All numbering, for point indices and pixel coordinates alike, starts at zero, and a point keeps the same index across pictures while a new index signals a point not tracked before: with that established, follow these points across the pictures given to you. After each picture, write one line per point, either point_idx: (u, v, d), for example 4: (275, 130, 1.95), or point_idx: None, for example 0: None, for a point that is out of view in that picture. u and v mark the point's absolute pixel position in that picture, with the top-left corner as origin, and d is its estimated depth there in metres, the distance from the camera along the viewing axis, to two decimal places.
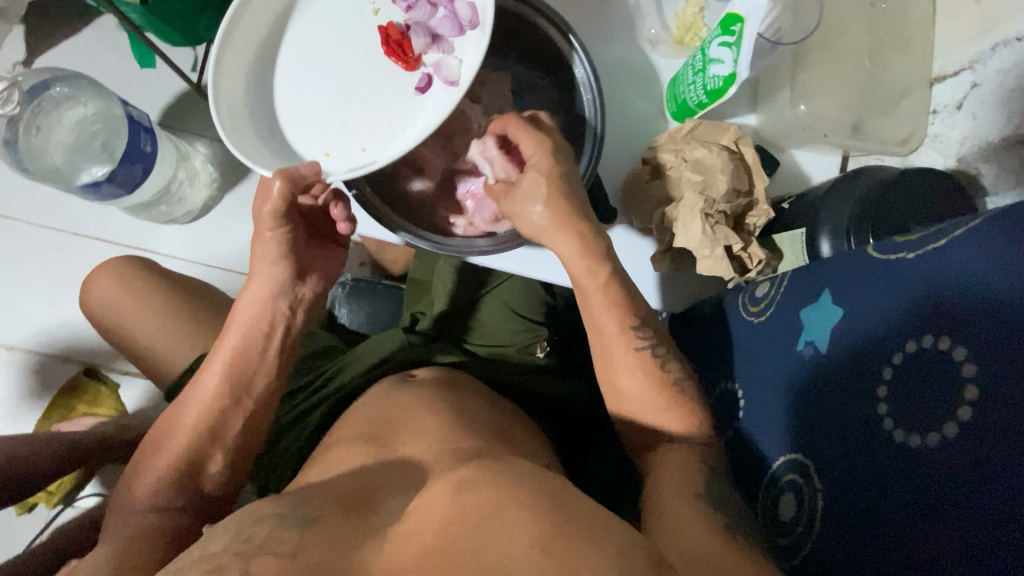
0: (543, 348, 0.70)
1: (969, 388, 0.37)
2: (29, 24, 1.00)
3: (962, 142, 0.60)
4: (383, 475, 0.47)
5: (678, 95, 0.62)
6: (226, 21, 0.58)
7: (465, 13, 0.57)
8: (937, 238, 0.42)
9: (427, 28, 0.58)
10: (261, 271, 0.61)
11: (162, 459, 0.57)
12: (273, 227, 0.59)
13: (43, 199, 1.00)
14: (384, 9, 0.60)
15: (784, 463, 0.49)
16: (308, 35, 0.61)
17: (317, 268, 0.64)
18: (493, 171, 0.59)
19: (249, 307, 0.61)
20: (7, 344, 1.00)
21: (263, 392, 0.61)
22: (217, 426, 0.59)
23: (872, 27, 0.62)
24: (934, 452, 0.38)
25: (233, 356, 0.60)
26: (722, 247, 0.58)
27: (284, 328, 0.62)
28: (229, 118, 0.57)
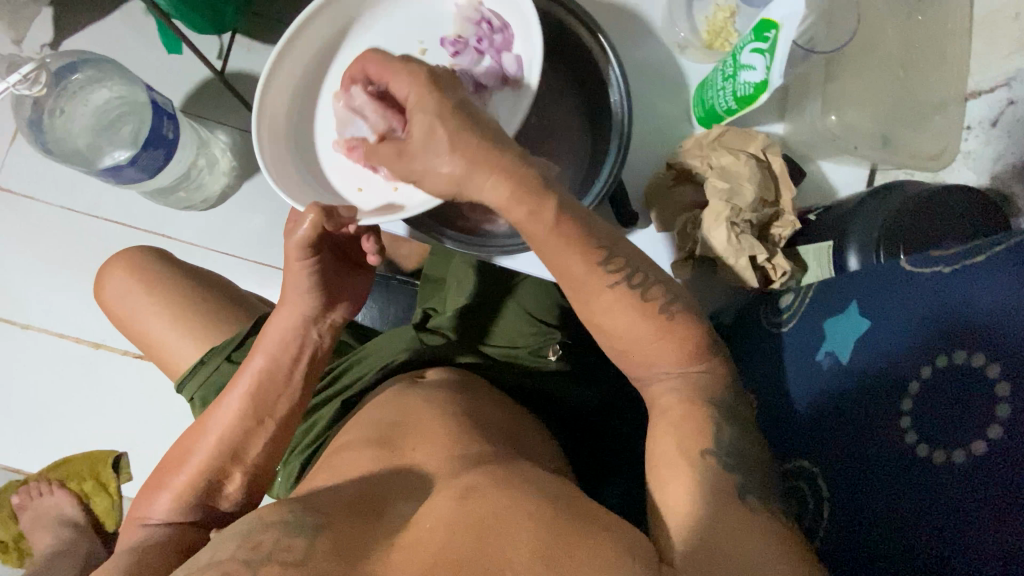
0: (556, 351, 0.68)
1: (999, 406, 0.36)
2: (57, 7, 1.01)
3: (996, 160, 0.59)
4: (393, 481, 0.47)
5: (706, 100, 0.61)
6: (279, 47, 0.61)
7: (510, 65, 0.61)
8: (976, 253, 0.41)
9: (472, 75, 0.61)
10: (291, 298, 0.60)
11: (180, 477, 0.57)
12: (303, 259, 0.58)
13: (66, 181, 1.01)
14: (431, 49, 0.63)
15: (789, 466, 0.49)
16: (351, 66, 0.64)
17: (348, 288, 0.63)
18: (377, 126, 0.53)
19: (278, 330, 0.60)
20: (22, 323, 1.01)
21: (286, 413, 0.60)
22: (239, 447, 0.58)
23: (904, 39, 0.61)
24: (958, 468, 0.37)
25: (256, 378, 0.59)
26: (746, 256, 0.58)
27: (312, 353, 0.62)
28: (267, 140, 0.62)
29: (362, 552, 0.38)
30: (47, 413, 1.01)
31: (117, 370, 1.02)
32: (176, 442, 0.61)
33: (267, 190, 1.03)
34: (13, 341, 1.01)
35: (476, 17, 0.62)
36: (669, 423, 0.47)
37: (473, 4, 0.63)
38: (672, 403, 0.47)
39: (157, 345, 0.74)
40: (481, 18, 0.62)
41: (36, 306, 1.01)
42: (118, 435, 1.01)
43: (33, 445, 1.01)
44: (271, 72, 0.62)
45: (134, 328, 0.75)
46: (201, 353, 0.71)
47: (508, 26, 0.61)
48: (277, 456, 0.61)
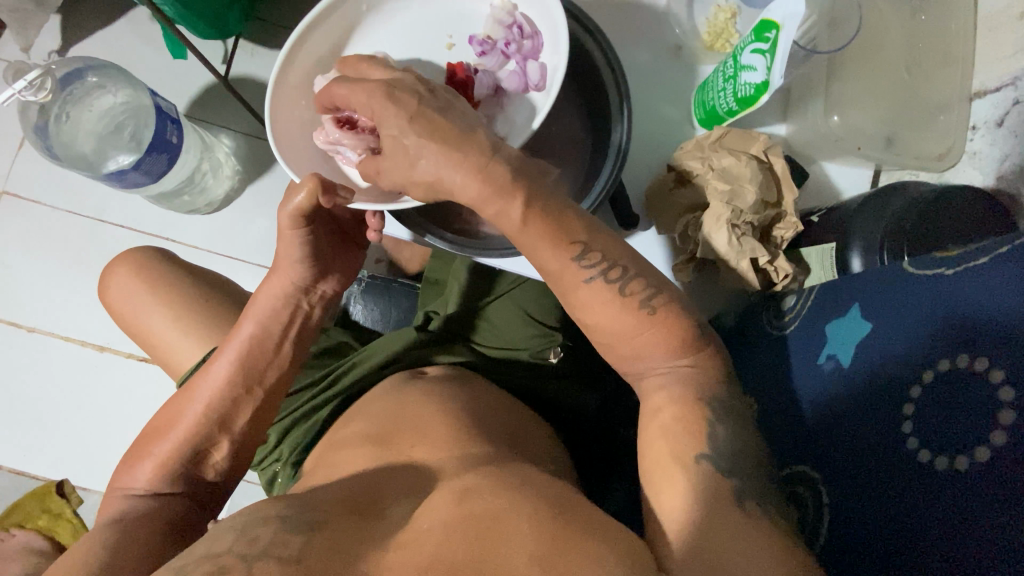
0: (557, 352, 0.68)
1: (1003, 411, 0.35)
2: (64, 13, 1.03)
3: (1002, 160, 0.57)
4: (393, 479, 0.46)
5: (707, 101, 0.61)
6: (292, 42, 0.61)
7: (533, 74, 0.61)
8: (982, 255, 0.40)
9: (493, 79, 0.62)
10: (281, 267, 0.60)
11: (165, 445, 0.57)
12: (294, 228, 0.57)
13: (71, 184, 1.02)
14: (457, 45, 0.64)
15: (789, 473, 0.49)
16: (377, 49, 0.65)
17: (339, 261, 0.63)
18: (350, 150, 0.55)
19: (268, 298, 0.60)
20: (28, 325, 1.02)
21: (275, 381, 0.60)
22: (227, 415, 0.58)
23: (909, 39, 0.61)
24: (960, 475, 0.37)
25: (245, 344, 0.59)
26: (748, 259, 0.57)
27: (302, 321, 0.62)
28: (284, 113, 0.62)
29: (358, 550, 0.38)
30: (51, 416, 1.02)
31: (121, 372, 1.02)
32: (162, 410, 0.60)
33: (270, 193, 1.03)
34: (19, 343, 1.02)
35: (508, 18, 0.62)
36: (671, 423, 0.46)
37: (507, 5, 0.62)
38: (666, 408, 0.47)
39: (159, 347, 0.74)
40: (514, 22, 0.62)
41: (42, 309, 1.02)
42: (121, 437, 1.02)
43: (36, 447, 1.01)
44: (297, 40, 0.62)
45: (137, 330, 0.76)
46: (202, 353, 0.71)
47: (538, 34, 0.62)
48: (264, 426, 0.60)
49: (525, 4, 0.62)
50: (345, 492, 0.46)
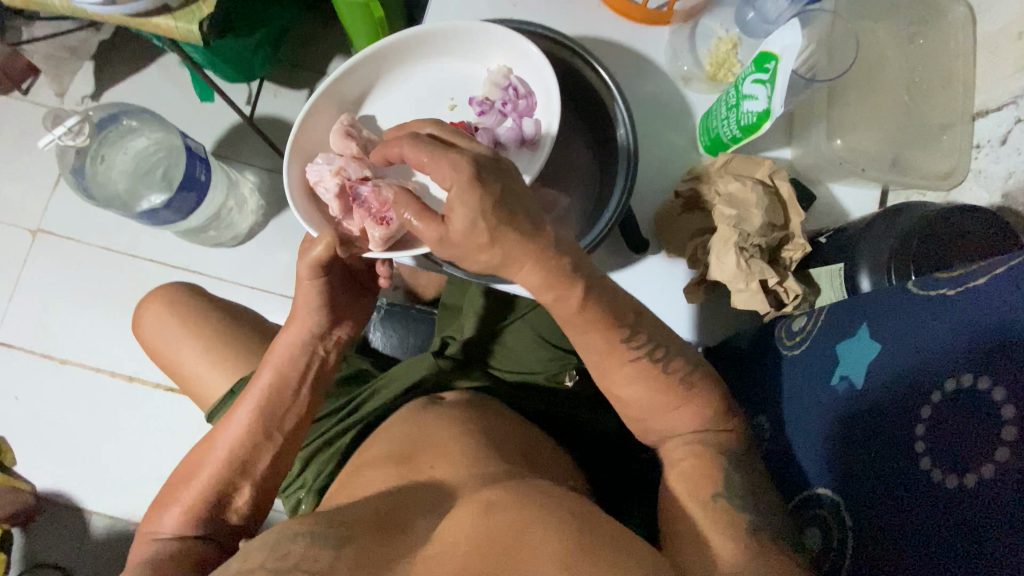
0: (572, 376, 0.70)
1: (1006, 428, 0.36)
2: (99, 63, 1.10)
3: (1008, 177, 0.57)
4: (419, 494, 0.48)
5: (711, 129, 0.63)
6: (309, 105, 0.63)
7: (529, 128, 0.63)
8: (978, 276, 0.41)
9: (492, 135, 0.63)
10: (299, 314, 0.62)
11: (190, 491, 0.57)
12: (312, 277, 0.60)
13: (105, 222, 1.08)
14: (459, 105, 0.66)
15: (810, 494, 0.49)
16: (386, 113, 0.67)
17: (352, 308, 0.66)
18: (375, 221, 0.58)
19: (286, 345, 0.62)
20: (62, 357, 1.06)
21: (294, 426, 0.61)
22: (248, 460, 0.59)
23: (908, 63, 0.64)
24: (973, 493, 0.37)
25: (266, 391, 0.60)
26: (757, 281, 0.58)
27: (319, 367, 0.63)
28: (299, 175, 0.63)
29: (384, 564, 0.39)
30: (82, 446, 1.05)
31: (150, 401, 1.06)
32: (187, 457, 0.61)
33: (292, 226, 1.08)
34: (53, 375, 1.06)
35: (504, 80, 0.64)
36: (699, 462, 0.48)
37: (502, 68, 0.64)
38: (687, 457, 0.50)
39: (186, 377, 0.77)
40: (509, 84, 0.64)
41: (75, 341, 1.07)
42: (149, 466, 1.04)
43: (68, 475, 1.04)
44: (311, 109, 0.63)
45: (166, 361, 0.79)
46: (230, 382, 0.74)
47: (533, 93, 0.64)
48: (285, 470, 0.61)
49: (519, 64, 0.64)
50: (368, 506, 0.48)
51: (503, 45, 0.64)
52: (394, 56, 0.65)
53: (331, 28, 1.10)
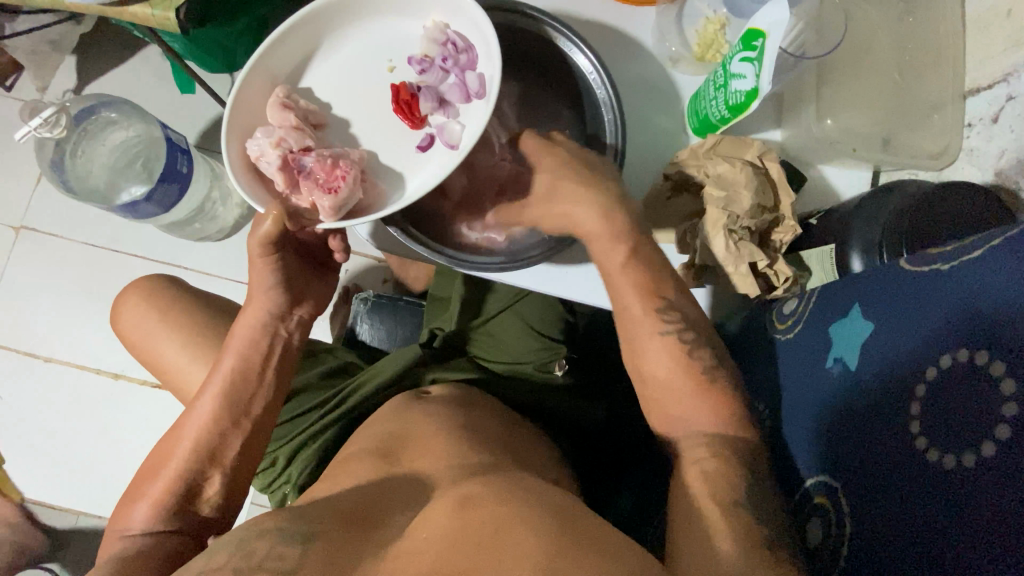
0: (562, 365, 0.68)
1: (1006, 404, 0.35)
2: (77, 54, 1.07)
3: (999, 156, 0.57)
4: (396, 486, 0.47)
5: (700, 111, 0.61)
6: (243, 77, 0.54)
7: (474, 83, 0.56)
8: (976, 249, 0.40)
9: (436, 91, 0.56)
10: (255, 296, 0.60)
11: (159, 482, 0.56)
12: (264, 256, 0.57)
13: (86, 217, 1.06)
14: (399, 66, 0.58)
15: (808, 481, 0.48)
16: (327, 86, 0.58)
17: (312, 288, 0.63)
18: (320, 192, 0.52)
19: (244, 330, 0.60)
20: (44, 356, 1.05)
21: (262, 411, 0.59)
22: (216, 448, 0.57)
23: (897, 42, 0.62)
24: (970, 473, 0.37)
25: (229, 377, 0.58)
26: (746, 264, 0.57)
27: (284, 349, 0.61)
28: (240, 154, 0.54)
29: (354, 561, 0.38)
30: (67, 446, 1.03)
31: (135, 399, 1.04)
32: (155, 449, 0.60)
33: None
34: (36, 374, 1.04)
35: (441, 34, 0.57)
36: None
37: (438, 23, 0.57)
38: None
39: (168, 373, 0.75)
40: (448, 38, 0.57)
41: (58, 339, 1.05)
42: (136, 465, 1.03)
43: (51, 474, 1.03)
44: (241, 86, 0.55)
45: (147, 357, 0.77)
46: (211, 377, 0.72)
47: (473, 46, 0.57)
48: (257, 457, 0.59)
49: (456, 19, 0.57)
50: (353, 496, 0.47)
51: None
52: (337, 14, 0.57)
53: None
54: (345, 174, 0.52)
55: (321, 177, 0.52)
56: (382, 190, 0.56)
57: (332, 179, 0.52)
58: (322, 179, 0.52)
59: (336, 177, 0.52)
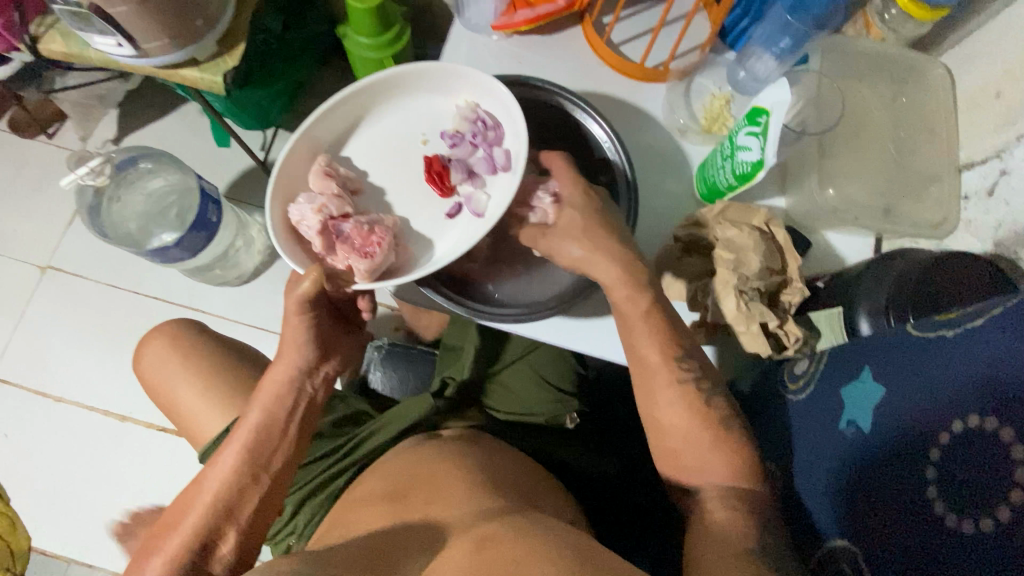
0: (572, 418, 0.70)
1: (1019, 470, 0.37)
2: (121, 109, 1.15)
3: (998, 228, 0.59)
4: (404, 536, 0.47)
5: (708, 178, 0.65)
6: (288, 148, 0.58)
7: (500, 158, 0.61)
8: (976, 317, 0.42)
9: (465, 164, 0.61)
10: (287, 351, 0.60)
11: (175, 538, 0.54)
12: (301, 312, 0.58)
13: (112, 260, 1.10)
14: (432, 140, 0.63)
15: (830, 544, 0.48)
16: (365, 155, 0.63)
17: (341, 343, 0.64)
18: (357, 255, 0.55)
19: (273, 383, 0.60)
20: (55, 395, 1.05)
21: (282, 465, 0.59)
22: (234, 504, 0.56)
23: (895, 118, 0.67)
24: (990, 539, 0.37)
25: (254, 431, 0.58)
26: (758, 323, 0.58)
27: (307, 403, 0.62)
28: (282, 219, 0.58)
29: None
30: (65, 490, 1.02)
31: (140, 441, 1.04)
32: (174, 502, 0.59)
33: None
34: (44, 413, 1.05)
35: (471, 113, 0.62)
36: None
37: (470, 104, 0.62)
38: None
39: (180, 414, 0.76)
40: (477, 117, 0.61)
41: (70, 379, 1.06)
42: (134, 509, 1.01)
43: (47, 518, 1.01)
44: (287, 155, 0.59)
45: (162, 399, 0.78)
46: (226, 420, 0.73)
47: (500, 123, 0.61)
48: (273, 511, 0.59)
49: (485, 99, 0.62)
50: (359, 544, 0.47)
51: (468, 80, 0.61)
52: (376, 94, 0.62)
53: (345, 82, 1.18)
54: (381, 242, 0.56)
55: (359, 243, 0.56)
56: (412, 253, 0.61)
57: (369, 244, 0.55)
58: (359, 244, 0.56)
59: (374, 243, 0.55)
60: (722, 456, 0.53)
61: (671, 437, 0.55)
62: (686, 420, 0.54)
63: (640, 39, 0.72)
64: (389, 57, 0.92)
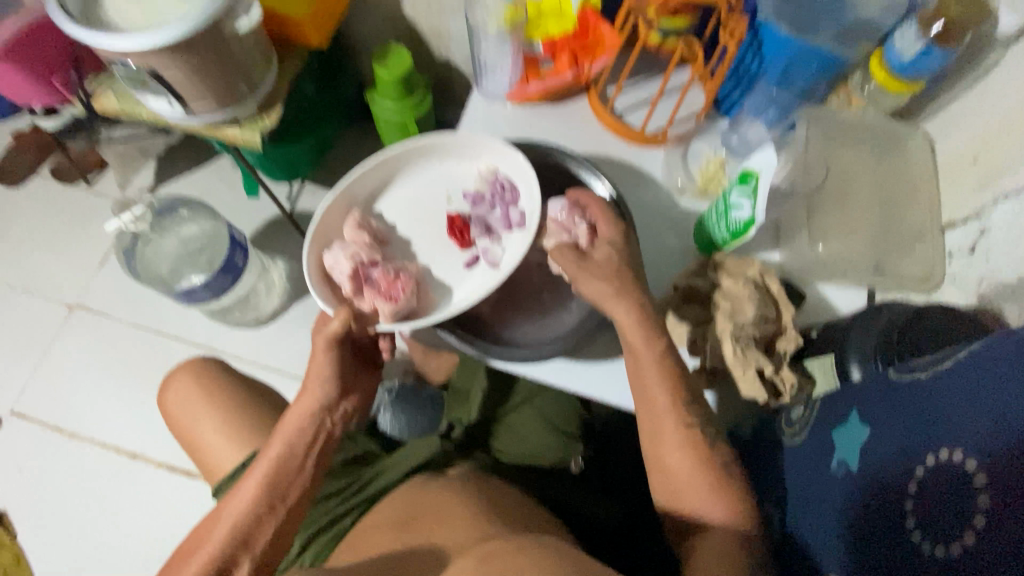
0: (577, 462, 0.73)
1: (980, 497, 0.38)
2: (160, 162, 1.25)
3: (980, 282, 0.63)
4: (414, 559, 0.49)
5: (705, 233, 0.70)
6: (326, 203, 0.65)
7: (516, 216, 0.67)
8: (948, 360, 0.45)
9: (484, 221, 0.67)
10: (310, 385, 0.63)
11: (193, 565, 0.56)
12: (329, 349, 0.62)
13: (139, 301, 1.16)
14: (455, 199, 0.69)
15: None
16: (394, 210, 0.69)
17: (360, 381, 0.68)
18: (383, 299, 0.60)
19: (296, 417, 0.63)
20: (71, 431, 1.08)
21: (298, 497, 0.61)
22: (250, 533, 0.58)
23: (880, 180, 0.72)
24: (956, 565, 0.39)
25: (274, 462, 0.60)
26: (753, 369, 0.61)
27: (326, 437, 0.65)
28: (316, 264, 0.63)
29: None
30: (72, 527, 1.03)
31: (149, 479, 1.06)
32: (194, 531, 0.60)
33: (314, 311, 1.15)
34: (59, 448, 1.07)
35: (491, 178, 0.68)
36: None
37: (490, 168, 0.68)
38: None
39: (198, 448, 0.79)
40: (497, 180, 0.68)
41: (87, 415, 1.09)
42: (138, 549, 1.02)
43: (51, 555, 1.01)
44: (325, 209, 0.65)
45: (182, 433, 0.81)
46: (243, 456, 0.75)
47: (517, 187, 0.68)
48: (285, 545, 0.60)
49: (505, 165, 0.68)
50: (370, 566, 0.49)
51: (490, 149, 0.68)
52: (407, 158, 0.69)
53: (369, 139, 1.27)
54: (406, 289, 0.61)
55: (386, 288, 0.61)
56: (432, 298, 0.66)
57: (394, 290, 0.61)
58: (385, 289, 0.61)
59: (399, 289, 0.61)
60: (722, 495, 0.55)
61: (672, 478, 0.57)
62: (688, 461, 0.56)
63: (640, 107, 0.79)
64: (411, 120, 1.00)
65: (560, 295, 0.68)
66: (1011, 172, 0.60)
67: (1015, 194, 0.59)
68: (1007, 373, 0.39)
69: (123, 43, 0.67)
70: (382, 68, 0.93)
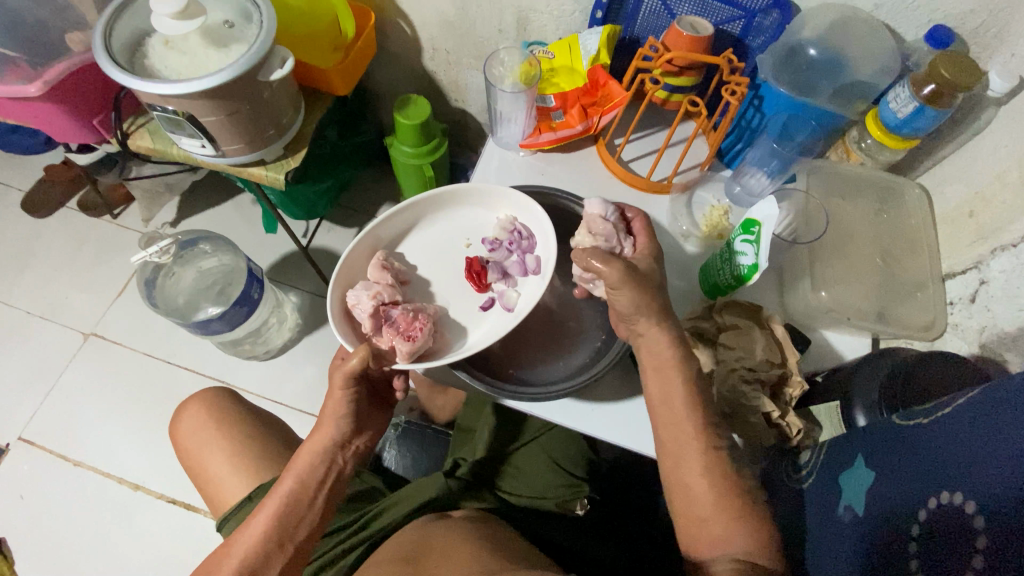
0: (584, 504, 0.71)
1: (978, 539, 0.39)
2: (184, 198, 1.30)
3: (982, 331, 0.64)
4: None
5: (711, 278, 0.72)
6: (353, 246, 0.68)
7: (532, 264, 0.70)
8: (947, 406, 0.46)
9: (501, 267, 0.70)
10: (325, 422, 0.65)
11: None
12: (345, 386, 0.63)
13: (153, 331, 1.18)
14: (474, 244, 0.72)
15: None
16: (416, 252, 0.72)
17: (373, 418, 0.69)
18: (400, 338, 0.61)
19: (308, 454, 0.64)
20: (75, 459, 1.08)
21: (307, 534, 0.61)
22: (258, 570, 0.58)
23: (881, 232, 0.75)
24: None
25: (285, 499, 0.61)
26: (757, 413, 0.62)
27: (336, 476, 0.65)
28: (339, 303, 0.66)
29: None
30: (67, 558, 1.02)
31: (151, 510, 1.05)
32: (200, 567, 0.60)
33: (324, 346, 1.17)
34: (60, 477, 1.07)
35: (510, 226, 0.71)
36: None
37: (509, 217, 0.72)
38: None
39: (204, 479, 0.79)
40: (515, 229, 0.71)
41: (92, 443, 1.10)
42: None
43: None
44: (351, 251, 0.68)
45: (189, 463, 0.81)
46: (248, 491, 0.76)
47: (534, 236, 0.71)
48: None
49: (523, 215, 0.72)
50: None
51: (509, 199, 0.72)
52: (431, 206, 0.72)
53: (384, 182, 1.33)
54: (423, 329, 0.62)
55: (404, 328, 0.62)
56: (448, 340, 0.67)
57: (411, 330, 0.62)
58: (404, 328, 0.62)
59: (417, 328, 0.62)
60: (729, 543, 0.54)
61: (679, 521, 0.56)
62: (695, 506, 0.56)
63: (647, 157, 0.83)
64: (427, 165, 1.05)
65: (569, 335, 0.70)
66: (1009, 225, 0.62)
67: (1013, 246, 0.62)
68: (1000, 416, 0.40)
69: (156, 89, 0.71)
70: (403, 116, 0.99)
